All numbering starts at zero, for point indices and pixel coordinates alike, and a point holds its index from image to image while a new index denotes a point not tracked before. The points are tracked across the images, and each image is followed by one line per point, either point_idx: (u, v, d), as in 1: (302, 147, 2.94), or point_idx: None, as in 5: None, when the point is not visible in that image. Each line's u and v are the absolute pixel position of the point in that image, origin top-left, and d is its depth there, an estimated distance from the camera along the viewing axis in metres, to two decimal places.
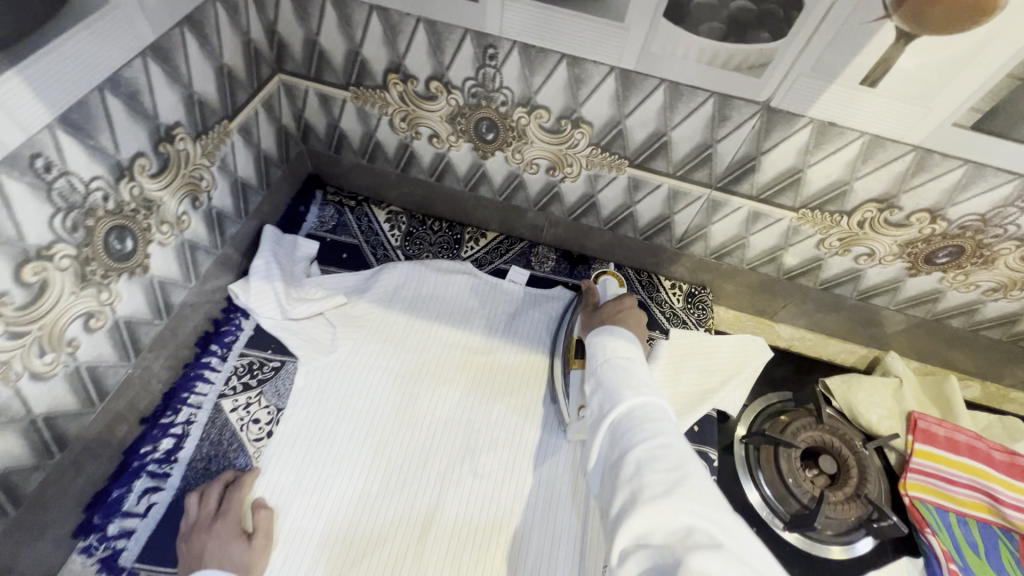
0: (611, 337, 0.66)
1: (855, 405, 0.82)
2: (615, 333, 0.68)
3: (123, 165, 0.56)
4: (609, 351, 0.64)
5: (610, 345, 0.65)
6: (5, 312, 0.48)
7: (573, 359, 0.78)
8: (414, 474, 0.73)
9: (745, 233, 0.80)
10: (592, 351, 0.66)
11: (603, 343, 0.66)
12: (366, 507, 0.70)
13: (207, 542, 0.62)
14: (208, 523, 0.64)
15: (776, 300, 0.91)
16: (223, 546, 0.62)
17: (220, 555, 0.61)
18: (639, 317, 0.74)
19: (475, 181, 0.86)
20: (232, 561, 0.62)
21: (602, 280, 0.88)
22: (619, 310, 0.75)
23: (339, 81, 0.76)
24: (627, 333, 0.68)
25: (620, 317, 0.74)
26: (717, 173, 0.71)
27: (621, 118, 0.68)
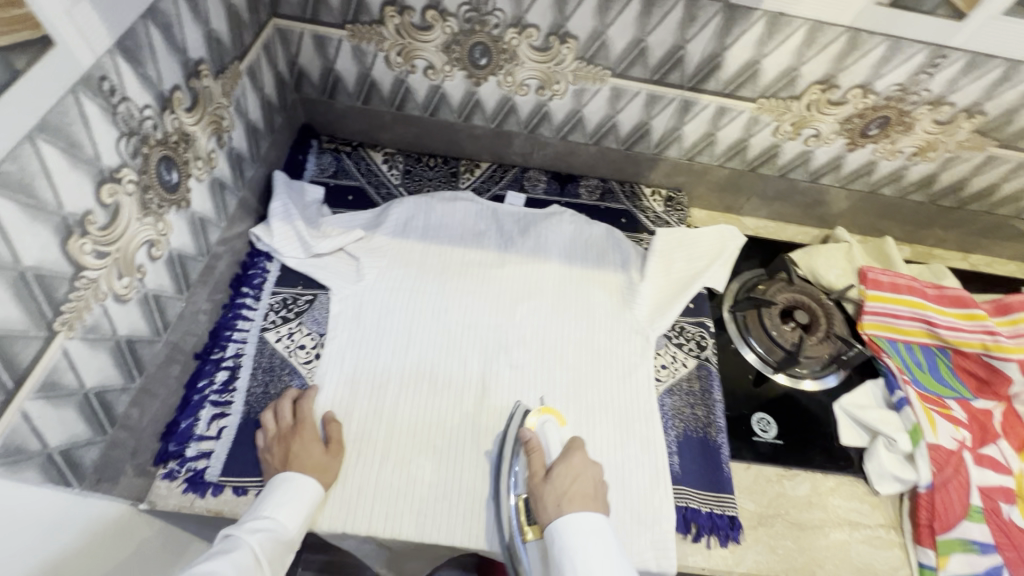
0: (577, 542, 0.59)
1: (816, 268, 0.98)
2: (580, 538, 0.60)
3: (165, 96, 0.59)
4: (578, 565, 0.57)
5: (580, 564, 0.57)
6: (93, 229, 0.51)
7: (525, 526, 0.67)
8: (450, 399, 0.79)
9: (713, 131, 0.91)
10: (559, 561, 0.59)
11: (568, 556, 0.59)
12: (418, 419, 0.77)
13: (289, 446, 0.69)
14: (289, 432, 0.71)
15: (741, 193, 1.04)
16: (302, 447, 0.69)
17: (301, 455, 0.68)
18: (593, 477, 0.66)
19: (468, 111, 0.93)
20: (312, 462, 0.68)
21: (540, 421, 0.74)
22: (571, 476, 0.66)
23: (336, 20, 0.80)
24: (595, 519, 0.61)
25: (575, 488, 0.64)
26: (688, 73, 0.82)
27: (603, 29, 0.77)
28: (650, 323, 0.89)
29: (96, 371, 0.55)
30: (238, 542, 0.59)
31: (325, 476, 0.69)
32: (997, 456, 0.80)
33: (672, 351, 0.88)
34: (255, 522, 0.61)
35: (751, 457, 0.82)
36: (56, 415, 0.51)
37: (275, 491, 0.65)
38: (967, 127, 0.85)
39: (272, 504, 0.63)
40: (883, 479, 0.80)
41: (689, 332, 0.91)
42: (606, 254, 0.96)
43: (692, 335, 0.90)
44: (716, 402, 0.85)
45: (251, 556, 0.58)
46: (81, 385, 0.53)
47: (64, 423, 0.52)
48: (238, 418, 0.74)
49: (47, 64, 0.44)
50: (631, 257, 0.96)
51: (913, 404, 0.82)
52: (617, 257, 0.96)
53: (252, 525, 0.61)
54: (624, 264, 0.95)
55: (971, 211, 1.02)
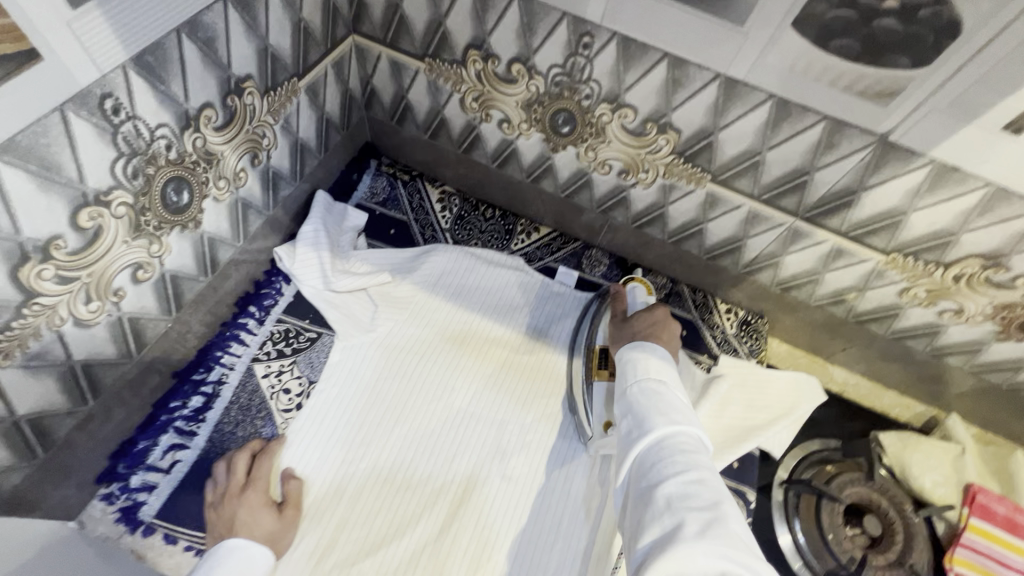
0: (643, 357, 0.61)
1: (908, 467, 0.77)
2: (644, 352, 0.62)
3: (190, 114, 0.53)
4: (639, 369, 0.59)
5: (641, 366, 0.59)
6: (58, 255, 0.46)
7: (597, 369, 0.73)
8: (461, 425, 0.74)
9: (822, 269, 0.74)
10: (623, 372, 0.61)
11: (632, 362, 0.61)
12: (387, 508, 0.68)
13: (235, 510, 0.61)
14: (239, 492, 0.63)
15: (837, 341, 0.86)
16: (250, 513, 0.61)
17: (249, 523, 0.61)
18: (672, 331, 0.68)
19: (539, 173, 0.82)
20: (261, 533, 0.61)
21: (630, 287, 0.81)
22: (650, 322, 0.69)
23: (415, 50, 0.72)
24: (659, 351, 0.62)
25: (649, 332, 0.67)
26: (807, 202, 0.65)
27: (714, 130, 0.62)
28: None
29: (34, 398, 0.50)
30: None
31: (273, 549, 0.61)
32: None
33: None
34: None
35: None
36: None
37: (224, 564, 0.57)
38: None
39: None
40: None
41: None
42: None
43: None
44: None
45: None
46: (10, 412, 0.48)
47: None
48: (196, 454, 0.68)
49: (24, 81, 0.37)
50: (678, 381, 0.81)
51: None
52: None
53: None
54: None
55: None
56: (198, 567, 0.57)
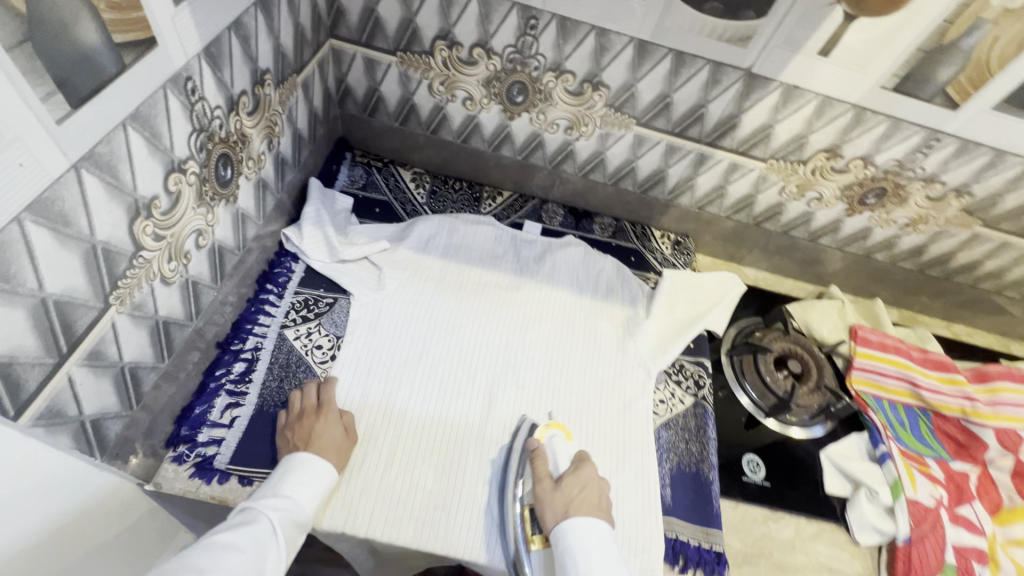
0: (583, 542, 0.65)
1: (810, 322, 1.03)
2: (583, 538, 0.66)
3: (233, 99, 0.64)
4: (580, 564, 0.63)
5: (580, 560, 0.64)
6: (156, 213, 0.55)
7: (529, 535, 0.71)
8: (429, 489, 0.74)
9: (724, 184, 0.98)
10: (563, 564, 0.65)
11: (572, 557, 0.64)
12: (427, 425, 0.80)
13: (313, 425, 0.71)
14: (314, 414, 0.73)
15: (744, 245, 1.11)
16: (324, 429, 0.71)
17: (324, 437, 0.70)
18: (600, 494, 0.72)
19: (499, 142, 0.99)
20: (331, 447, 0.70)
21: (549, 434, 0.80)
22: (580, 485, 0.72)
23: (388, 47, 0.86)
24: (593, 528, 0.67)
25: (583, 495, 0.71)
26: (706, 129, 0.89)
27: (634, 82, 0.84)
28: (652, 358, 0.93)
29: (134, 347, 0.58)
30: (256, 516, 0.59)
31: (340, 460, 0.70)
32: (973, 517, 0.83)
33: (670, 387, 0.92)
34: (272, 500, 0.62)
35: (740, 496, 0.85)
36: (94, 385, 0.53)
37: (290, 470, 0.66)
38: (956, 205, 0.92)
39: (290, 484, 0.64)
40: (864, 530, 0.83)
41: (688, 370, 0.95)
42: (615, 289, 1.01)
43: (691, 374, 0.94)
44: (710, 440, 0.88)
45: (268, 529, 0.59)
46: (120, 358, 0.56)
47: (99, 393, 0.54)
48: (251, 410, 0.76)
49: (149, 60, 0.48)
50: (638, 294, 1.01)
51: (895, 458, 0.86)
52: (625, 293, 1.01)
53: (270, 502, 0.61)
54: (631, 300, 1.00)
55: (954, 283, 1.08)
56: (275, 468, 0.67)
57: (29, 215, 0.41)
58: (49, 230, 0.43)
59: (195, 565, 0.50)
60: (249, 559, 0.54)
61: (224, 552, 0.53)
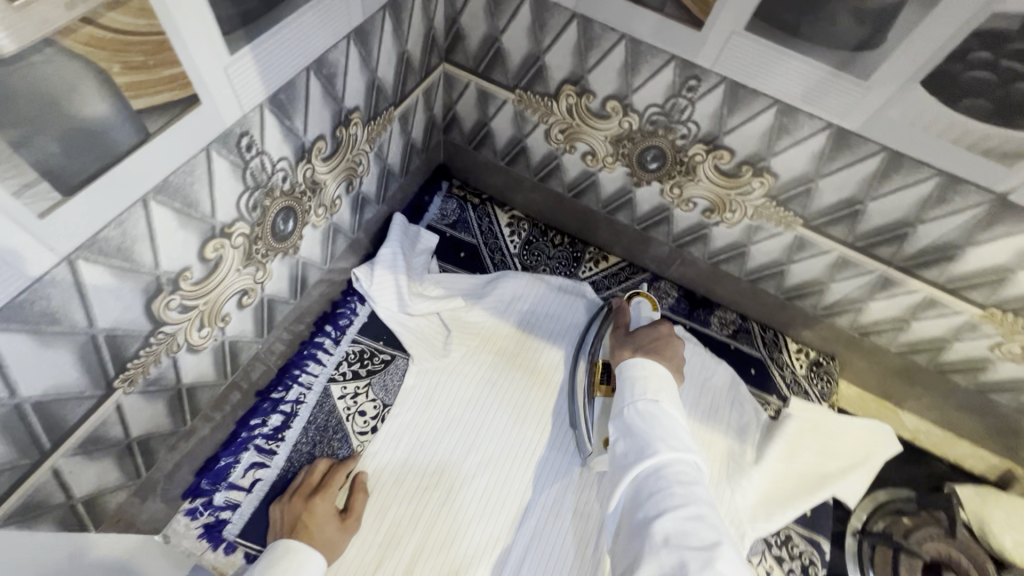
0: (644, 374, 0.60)
1: (987, 524, 0.75)
2: (646, 372, 0.60)
3: (306, 146, 0.54)
4: (640, 390, 0.58)
5: (640, 385, 0.59)
6: (184, 286, 0.46)
7: (597, 384, 0.73)
8: (490, 368, 0.79)
9: (908, 318, 0.72)
10: (620, 389, 0.61)
11: (631, 381, 0.60)
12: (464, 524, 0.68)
13: (304, 512, 0.63)
14: (306, 496, 0.65)
15: (913, 388, 0.83)
16: (316, 521, 0.62)
17: (314, 529, 0.62)
18: (674, 348, 0.66)
19: (616, 206, 0.82)
20: (321, 538, 0.62)
21: (635, 301, 0.79)
22: (652, 338, 0.66)
23: (507, 81, 0.72)
24: (660, 370, 0.61)
25: (652, 347, 0.65)
26: (905, 253, 0.64)
27: (815, 177, 0.61)
28: (751, 520, 0.72)
29: (146, 420, 0.51)
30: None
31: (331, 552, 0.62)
32: None
33: (768, 564, 0.72)
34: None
35: None
36: (90, 467, 0.47)
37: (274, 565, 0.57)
38: None
39: None
40: None
41: (797, 547, 0.74)
42: (722, 411, 0.80)
43: (800, 553, 0.73)
44: None
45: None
46: (126, 435, 0.49)
47: (97, 472, 0.48)
48: (275, 473, 0.69)
49: (184, 124, 0.38)
50: (749, 423, 0.80)
51: None
52: (734, 419, 0.80)
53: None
54: (739, 431, 0.79)
55: None
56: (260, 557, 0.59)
57: None
58: (28, 332, 0.35)
59: None
60: None
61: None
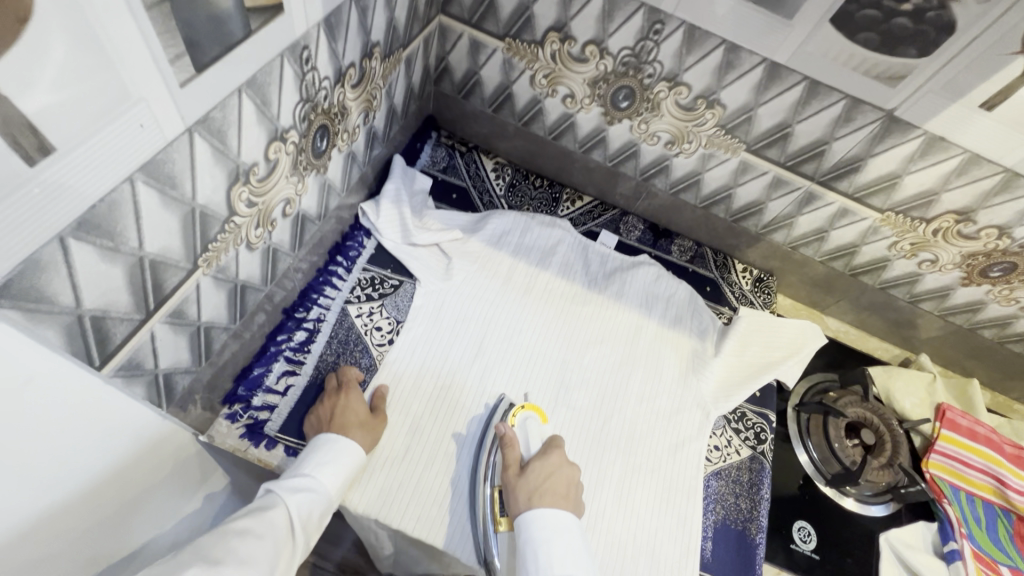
0: (547, 538, 0.62)
1: (892, 392, 0.94)
2: (547, 532, 0.62)
3: (342, 70, 0.62)
4: (542, 562, 0.60)
5: (543, 557, 0.60)
6: (253, 180, 0.54)
7: (498, 517, 0.69)
8: (450, 365, 0.82)
9: (827, 228, 0.90)
10: (523, 560, 0.61)
11: (535, 552, 0.61)
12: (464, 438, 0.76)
13: (336, 407, 0.70)
14: (338, 394, 0.72)
15: (833, 293, 1.02)
16: (348, 412, 0.70)
17: (348, 419, 0.69)
18: (570, 478, 0.69)
19: (590, 145, 0.94)
20: (355, 425, 0.69)
21: (522, 419, 0.76)
22: (545, 473, 0.68)
23: (498, 31, 0.82)
24: (560, 525, 0.63)
25: (548, 485, 0.67)
26: (823, 168, 0.81)
27: (755, 106, 0.77)
28: (714, 401, 0.88)
29: (212, 308, 0.58)
30: (276, 500, 0.58)
31: (368, 436, 0.70)
32: None
33: (728, 434, 0.87)
34: (295, 481, 0.60)
35: (785, 565, 0.80)
36: (172, 342, 0.53)
37: (314, 454, 0.64)
38: None
39: (313, 463, 0.63)
40: None
41: (750, 420, 0.89)
42: (685, 318, 0.95)
43: (753, 424, 0.88)
44: (763, 500, 0.82)
45: (284, 514, 0.57)
46: (198, 317, 0.56)
47: (176, 349, 0.55)
48: (305, 379, 0.76)
49: (273, 26, 0.46)
50: (709, 328, 0.95)
51: (967, 561, 0.78)
52: (695, 324, 0.95)
53: (291, 483, 0.60)
54: (700, 333, 0.94)
55: None
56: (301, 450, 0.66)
57: (142, 176, 0.40)
58: (157, 191, 0.42)
59: (207, 555, 0.48)
60: (264, 546, 0.53)
61: (237, 536, 0.51)
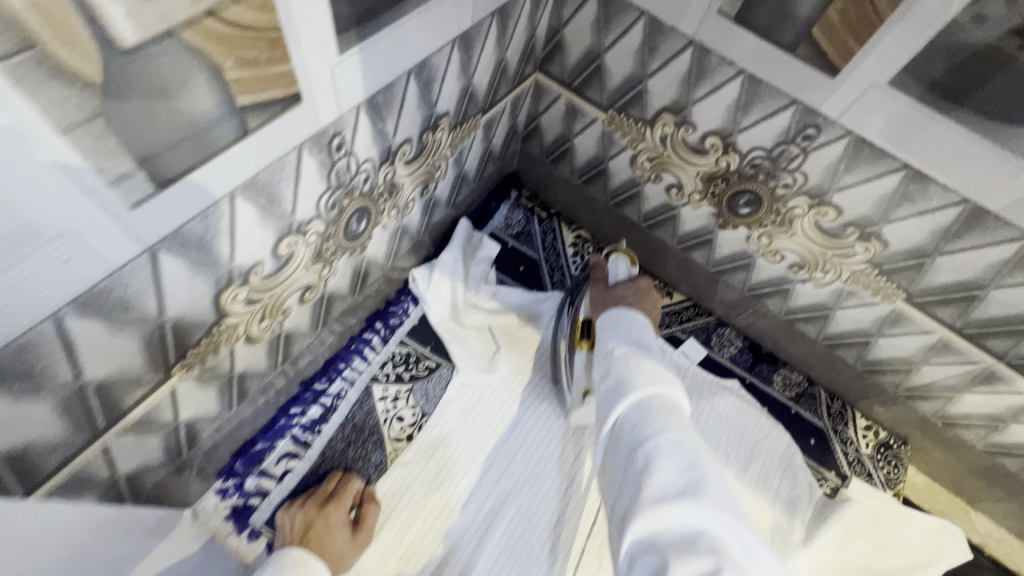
0: (629, 325, 0.55)
1: None
2: (630, 316, 0.57)
3: (392, 149, 0.51)
4: (625, 330, 0.54)
5: (623, 329, 0.54)
6: (253, 280, 0.45)
7: (578, 339, 0.67)
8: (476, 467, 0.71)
9: (1007, 418, 0.65)
10: (604, 336, 0.55)
11: (615, 328, 0.55)
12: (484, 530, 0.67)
13: (314, 523, 0.61)
14: (321, 503, 0.63)
15: (994, 492, 0.75)
16: (327, 531, 0.60)
17: (325, 539, 0.60)
18: (653, 303, 0.63)
19: (692, 244, 0.77)
20: (331, 547, 0.60)
21: (613, 257, 0.73)
22: (634, 289, 0.64)
23: (600, 100, 0.68)
24: (642, 317, 0.57)
25: (633, 300, 0.62)
26: (1023, 350, 0.57)
27: (933, 253, 0.55)
28: None
29: (195, 405, 0.50)
30: None
31: (336, 566, 0.60)
32: None
33: None
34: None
35: None
36: (137, 445, 0.46)
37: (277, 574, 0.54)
38: None
39: None
40: None
41: None
42: (772, 478, 0.74)
43: None
44: None
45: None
46: (175, 418, 0.49)
47: (142, 450, 0.48)
48: (307, 466, 0.68)
49: (284, 121, 0.36)
50: (802, 497, 0.74)
51: None
52: (784, 489, 0.74)
53: None
54: (790, 503, 0.73)
55: None
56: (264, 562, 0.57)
57: (74, 310, 0.32)
58: (101, 319, 0.34)
59: None
60: None
61: None
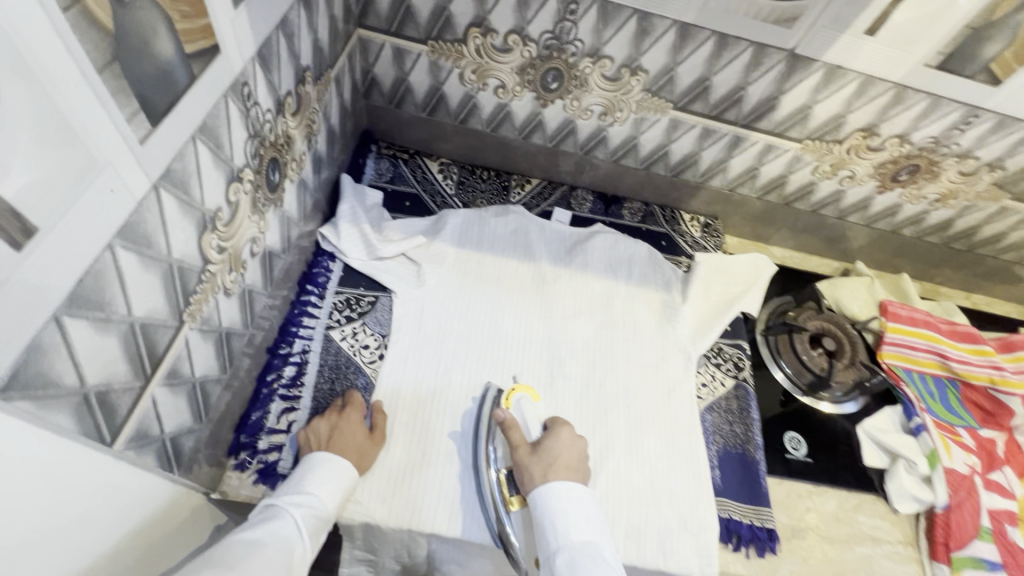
0: (563, 508, 0.65)
1: (841, 300, 1.05)
2: (563, 501, 0.65)
3: (281, 100, 0.62)
4: (562, 527, 0.63)
5: (564, 529, 0.63)
6: (219, 225, 0.53)
7: (509, 498, 0.71)
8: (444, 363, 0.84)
9: (758, 165, 0.97)
10: (544, 532, 0.64)
11: (555, 524, 0.64)
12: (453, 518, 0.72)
13: (334, 429, 0.70)
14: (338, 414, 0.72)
15: (773, 225, 1.11)
16: (346, 433, 0.69)
17: (345, 440, 0.69)
18: (577, 453, 0.71)
19: (529, 130, 0.97)
20: (352, 446, 0.69)
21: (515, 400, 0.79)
22: (557, 448, 0.71)
23: (419, 36, 0.84)
24: (577, 491, 0.66)
25: (562, 458, 0.69)
26: (744, 111, 0.88)
27: (674, 65, 0.82)
28: (692, 343, 0.94)
29: (202, 361, 0.57)
30: (278, 512, 0.58)
31: (360, 460, 0.69)
32: (1003, 482, 0.86)
33: (710, 370, 0.93)
34: (294, 496, 0.60)
35: (783, 472, 0.88)
36: (171, 403, 0.52)
37: (313, 470, 0.64)
38: (988, 179, 0.93)
39: (313, 482, 0.62)
40: (903, 498, 0.86)
41: (727, 353, 0.96)
42: (648, 274, 1.00)
43: (730, 356, 0.95)
44: (754, 420, 0.90)
45: (290, 524, 0.57)
46: (191, 374, 0.55)
47: (175, 412, 0.53)
48: (307, 413, 0.75)
49: (213, 68, 0.46)
50: (671, 279, 1.01)
51: (931, 430, 0.88)
52: (659, 277, 1.01)
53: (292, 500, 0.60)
54: (666, 284, 1.00)
55: (977, 255, 1.09)
56: (299, 465, 0.66)
57: (120, 241, 0.39)
58: (136, 254, 0.42)
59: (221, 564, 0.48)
60: (273, 553, 0.52)
61: (248, 544, 0.52)
